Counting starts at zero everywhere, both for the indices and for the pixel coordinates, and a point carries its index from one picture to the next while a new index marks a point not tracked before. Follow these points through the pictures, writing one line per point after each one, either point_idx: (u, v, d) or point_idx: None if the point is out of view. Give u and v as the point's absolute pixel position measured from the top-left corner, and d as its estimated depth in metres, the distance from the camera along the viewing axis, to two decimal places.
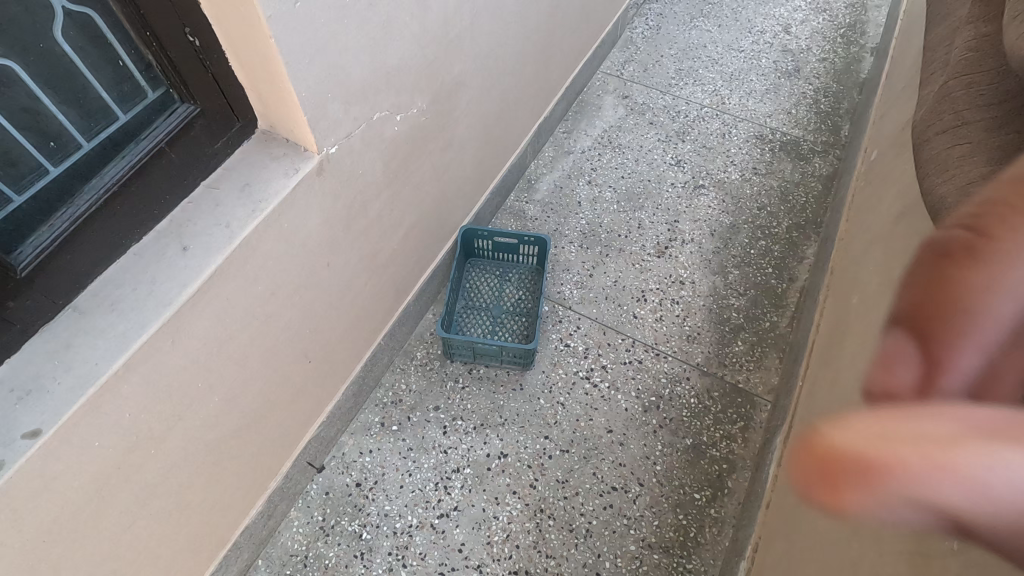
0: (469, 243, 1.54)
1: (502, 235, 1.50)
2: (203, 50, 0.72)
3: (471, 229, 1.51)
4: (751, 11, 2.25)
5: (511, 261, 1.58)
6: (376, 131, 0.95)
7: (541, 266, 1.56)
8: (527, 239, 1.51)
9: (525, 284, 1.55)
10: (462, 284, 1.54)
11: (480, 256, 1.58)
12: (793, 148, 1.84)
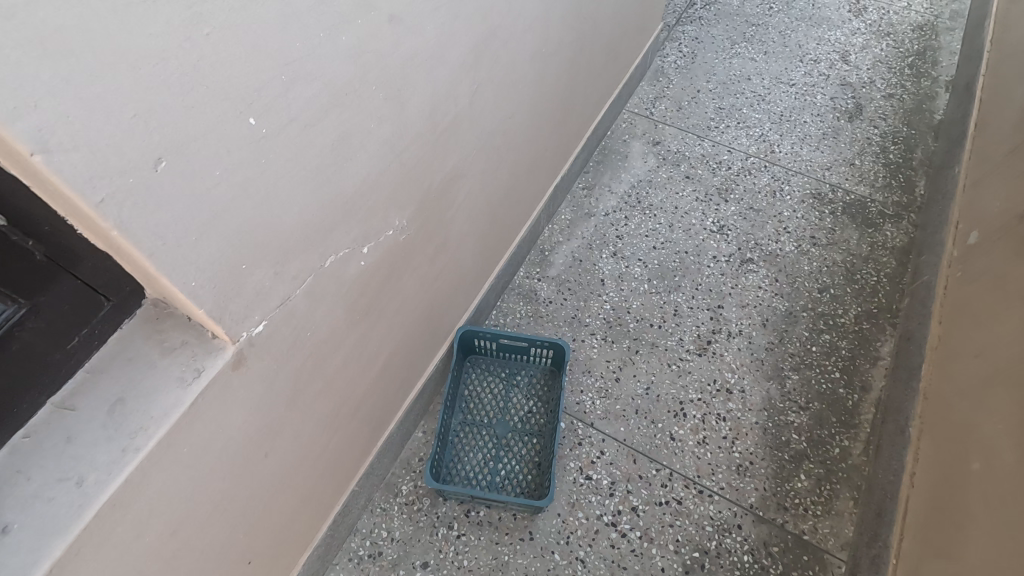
0: (468, 342, 1.25)
1: (510, 335, 1.22)
2: (19, 230, 0.44)
3: (472, 328, 1.22)
4: (802, 34, 1.92)
5: (520, 361, 1.29)
6: (331, 279, 0.66)
7: (557, 370, 1.27)
8: (540, 341, 1.22)
9: (536, 392, 1.26)
10: (459, 393, 1.25)
11: (482, 355, 1.29)
12: (859, 212, 1.53)
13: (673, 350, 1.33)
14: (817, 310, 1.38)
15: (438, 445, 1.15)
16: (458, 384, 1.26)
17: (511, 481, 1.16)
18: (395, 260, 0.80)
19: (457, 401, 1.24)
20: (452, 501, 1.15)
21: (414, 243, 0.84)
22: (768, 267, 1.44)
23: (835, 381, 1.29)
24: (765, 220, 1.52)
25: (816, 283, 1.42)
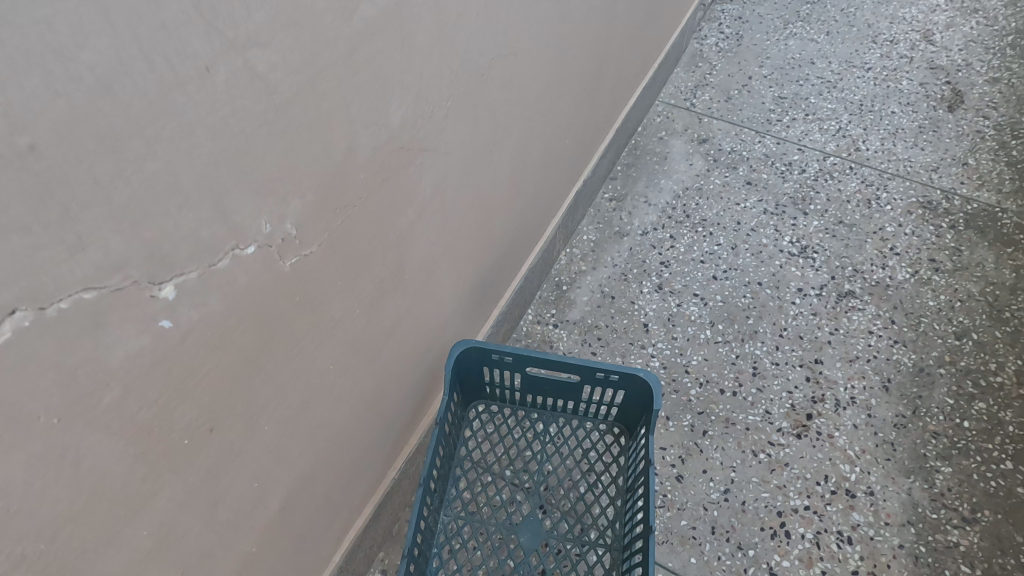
0: (476, 378, 0.82)
1: (553, 367, 0.78)
2: None
3: (479, 346, 0.78)
4: (870, 12, 1.56)
5: (564, 410, 0.86)
6: None
7: (624, 429, 0.84)
8: (606, 372, 0.78)
9: (592, 463, 0.82)
10: (455, 465, 0.82)
11: (496, 399, 0.86)
12: (989, 225, 1.12)
13: (759, 428, 0.89)
14: (959, 366, 0.95)
15: (420, 546, 0.71)
16: (455, 448, 0.82)
17: None
18: (215, 289, 0.40)
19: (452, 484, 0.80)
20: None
21: (274, 251, 0.44)
22: (878, 303, 1.02)
23: (1010, 476, 0.85)
24: (863, 238, 1.11)
25: (950, 324, 1.00)
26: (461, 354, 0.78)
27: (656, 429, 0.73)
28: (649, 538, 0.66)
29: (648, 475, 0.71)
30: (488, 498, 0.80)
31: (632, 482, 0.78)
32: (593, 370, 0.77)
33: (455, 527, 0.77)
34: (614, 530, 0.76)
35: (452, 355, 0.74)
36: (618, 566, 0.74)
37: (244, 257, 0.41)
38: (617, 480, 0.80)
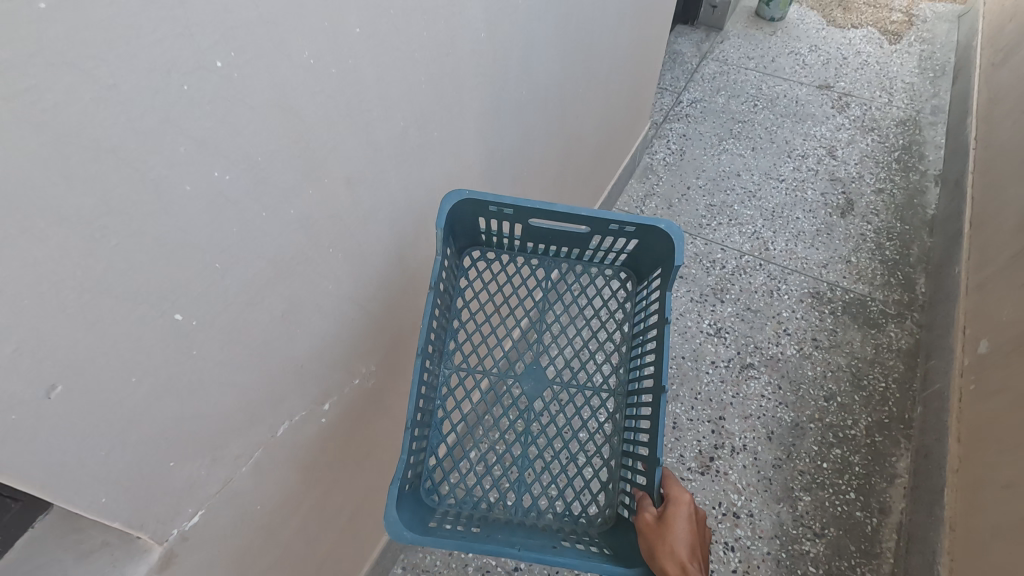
0: (474, 228, 0.80)
1: (560, 219, 0.75)
2: None
3: (478, 202, 0.72)
4: (788, 130, 1.96)
5: (567, 257, 0.88)
6: (281, 444, 0.60)
7: (631, 273, 0.87)
8: (621, 223, 0.76)
9: (597, 304, 0.87)
10: (454, 318, 0.80)
11: (494, 245, 0.86)
12: (860, 311, 1.48)
13: (675, 468, 1.23)
14: (825, 421, 1.30)
15: (422, 410, 0.70)
16: (450, 312, 0.80)
17: (564, 463, 0.76)
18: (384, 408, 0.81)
19: (453, 338, 0.80)
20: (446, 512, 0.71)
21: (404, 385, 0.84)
22: (771, 373, 1.37)
23: (851, 504, 1.19)
24: (764, 321, 1.47)
25: (822, 390, 1.35)
26: (460, 209, 0.73)
27: (673, 283, 0.73)
28: (664, 391, 0.68)
29: (666, 324, 0.71)
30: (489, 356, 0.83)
31: (640, 328, 0.82)
32: (605, 220, 0.74)
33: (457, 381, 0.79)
34: (619, 379, 0.82)
35: (443, 206, 0.68)
36: (621, 410, 0.80)
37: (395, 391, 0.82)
38: (621, 334, 0.85)
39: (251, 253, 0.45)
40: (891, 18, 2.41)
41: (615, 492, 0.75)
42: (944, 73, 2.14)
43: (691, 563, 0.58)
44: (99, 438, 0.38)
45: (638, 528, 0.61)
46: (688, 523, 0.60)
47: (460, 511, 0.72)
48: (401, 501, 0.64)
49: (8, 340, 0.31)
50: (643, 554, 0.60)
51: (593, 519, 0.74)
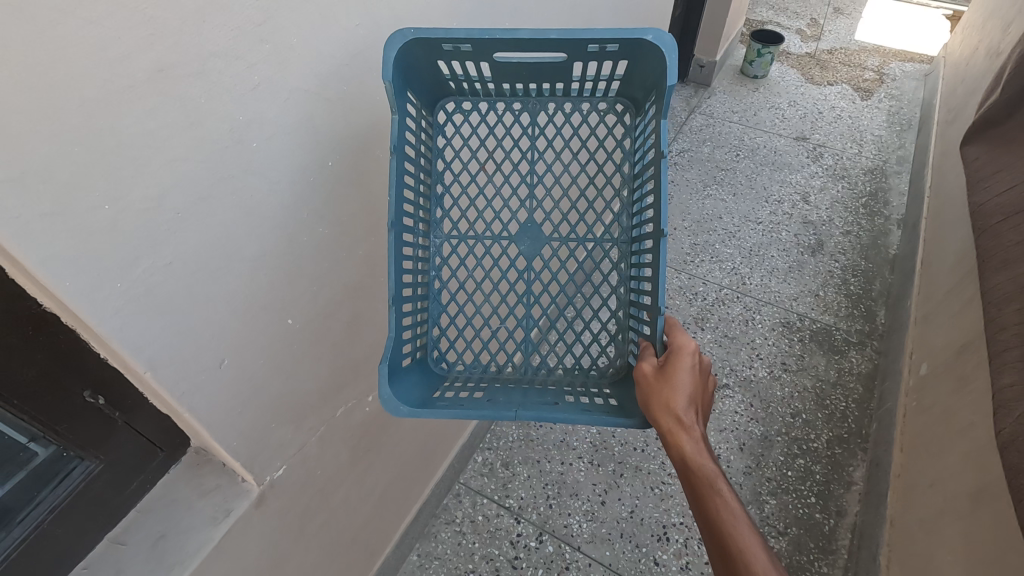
0: (437, 72, 0.71)
1: (533, 49, 0.65)
2: (111, 407, 0.58)
3: (427, 40, 0.62)
4: (767, 177, 2.18)
5: (556, 95, 0.80)
6: (338, 424, 0.80)
7: (628, 103, 0.79)
8: (603, 45, 0.65)
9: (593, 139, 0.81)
10: (436, 183, 0.78)
11: (468, 94, 0.78)
12: (825, 339, 1.67)
13: (657, 473, 1.41)
14: (791, 435, 1.47)
15: (410, 278, 0.72)
16: (432, 174, 0.77)
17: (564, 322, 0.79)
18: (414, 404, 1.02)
19: (438, 205, 0.79)
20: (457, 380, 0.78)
21: None
22: (743, 393, 1.55)
23: (811, 507, 1.35)
24: (739, 347, 1.66)
25: (789, 408, 1.52)
26: (407, 52, 0.62)
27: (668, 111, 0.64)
28: (662, 236, 0.65)
29: (659, 179, 0.65)
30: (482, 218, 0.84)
31: (638, 166, 0.77)
32: (582, 42, 0.64)
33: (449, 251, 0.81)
34: (621, 223, 0.81)
35: (388, 53, 0.58)
36: (625, 257, 0.80)
37: None
38: (620, 175, 0.81)
39: (336, 283, 0.67)
40: (864, 76, 2.66)
41: (624, 342, 0.78)
42: (910, 126, 2.36)
43: (688, 411, 0.57)
44: (239, 400, 0.59)
45: (636, 380, 0.61)
46: (693, 372, 0.58)
47: (469, 375, 0.79)
48: (397, 378, 0.66)
49: (211, 328, 0.52)
50: (643, 407, 0.60)
51: (604, 370, 0.78)
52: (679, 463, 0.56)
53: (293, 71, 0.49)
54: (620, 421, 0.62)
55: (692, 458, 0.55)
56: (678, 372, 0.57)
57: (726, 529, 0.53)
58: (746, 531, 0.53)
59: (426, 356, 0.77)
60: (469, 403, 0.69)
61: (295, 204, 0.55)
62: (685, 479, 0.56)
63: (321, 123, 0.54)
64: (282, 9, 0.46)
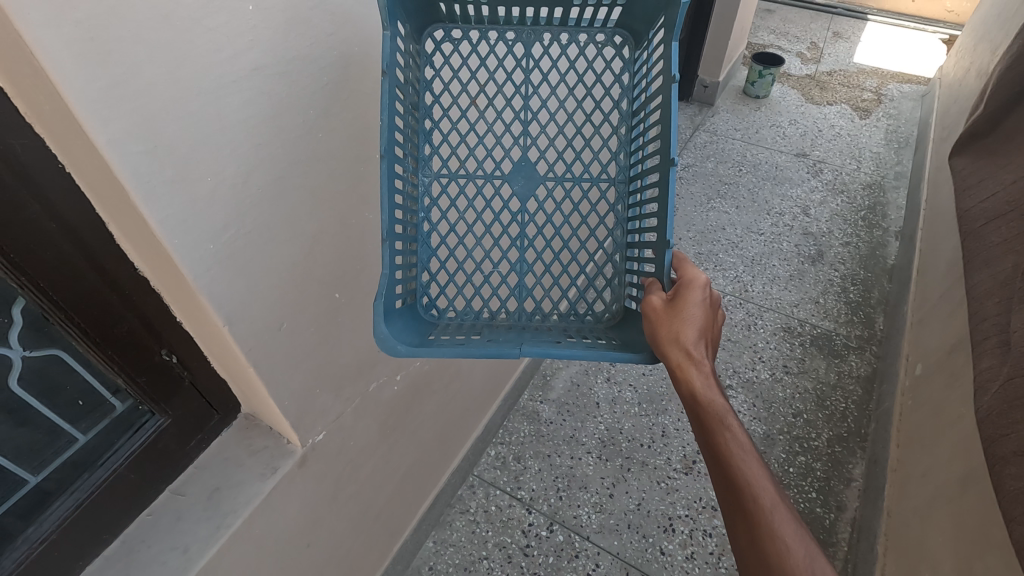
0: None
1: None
2: (181, 364, 0.66)
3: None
4: (768, 191, 2.26)
5: (553, 24, 0.80)
6: (370, 399, 0.88)
7: (627, 35, 0.82)
8: None
9: (590, 74, 0.84)
10: (426, 117, 0.78)
11: (459, 20, 0.77)
12: (825, 344, 1.73)
13: (663, 468, 1.46)
14: (792, 433, 1.52)
15: (401, 211, 0.73)
16: (417, 107, 0.76)
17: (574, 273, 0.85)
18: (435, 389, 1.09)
19: (427, 141, 0.79)
20: (450, 325, 0.81)
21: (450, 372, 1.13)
22: (746, 393, 1.61)
23: (813, 501, 1.40)
24: (742, 350, 1.72)
25: (790, 408, 1.58)
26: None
27: (680, 38, 0.67)
28: (672, 166, 0.68)
29: (671, 116, 0.67)
30: (473, 158, 0.85)
31: (639, 104, 0.81)
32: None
33: (439, 191, 0.81)
34: (619, 164, 0.85)
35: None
36: (623, 198, 0.85)
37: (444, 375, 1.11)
38: (618, 111, 0.84)
39: (376, 264, 0.75)
40: (862, 96, 2.76)
41: (621, 286, 0.85)
42: (907, 144, 2.45)
43: (695, 344, 0.64)
44: (291, 361, 0.67)
45: (647, 313, 0.68)
46: (701, 307, 0.65)
47: (461, 321, 0.82)
48: (393, 317, 0.69)
49: (276, 291, 0.60)
50: (653, 339, 0.67)
51: (601, 317, 0.85)
52: (687, 392, 0.64)
53: (353, 75, 0.59)
54: (630, 354, 0.70)
55: (699, 386, 0.63)
56: (687, 309, 0.65)
57: (724, 444, 0.62)
58: (742, 444, 0.62)
59: (416, 301, 0.79)
60: (470, 343, 0.71)
61: (347, 189, 0.64)
62: (694, 407, 0.64)
63: (371, 119, 0.64)
64: (348, 25, 0.56)
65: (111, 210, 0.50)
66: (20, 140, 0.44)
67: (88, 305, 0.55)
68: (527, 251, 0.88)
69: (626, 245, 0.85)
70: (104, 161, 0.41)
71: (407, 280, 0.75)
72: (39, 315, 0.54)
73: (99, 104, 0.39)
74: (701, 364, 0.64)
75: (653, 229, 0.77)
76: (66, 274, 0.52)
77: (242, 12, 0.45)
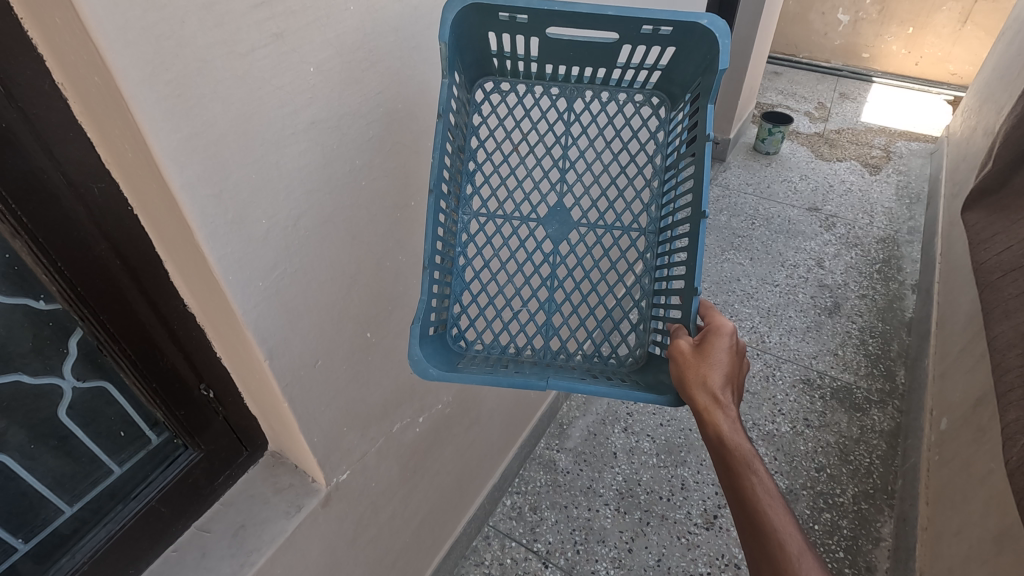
0: (485, 46, 0.74)
1: (585, 26, 0.67)
2: (217, 399, 0.68)
3: (485, 7, 0.64)
4: (782, 244, 2.29)
5: (594, 80, 0.85)
6: (392, 441, 0.89)
7: (664, 97, 0.86)
8: (660, 22, 0.67)
9: (628, 128, 0.88)
10: (470, 159, 0.81)
11: (508, 73, 0.82)
12: (846, 397, 1.71)
13: (682, 522, 1.42)
14: (816, 489, 1.48)
15: (440, 246, 0.75)
16: (463, 150, 0.80)
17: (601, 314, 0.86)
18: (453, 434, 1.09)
19: (469, 182, 0.82)
20: (475, 356, 0.81)
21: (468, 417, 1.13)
22: (767, 446, 1.58)
23: (840, 561, 1.34)
24: (761, 402, 1.70)
25: (813, 462, 1.54)
26: (463, 17, 0.64)
27: (715, 100, 0.70)
28: (704, 218, 0.70)
29: (706, 166, 0.70)
30: (511, 201, 0.88)
31: (672, 159, 0.84)
32: (638, 22, 0.67)
33: (477, 229, 0.84)
34: (650, 215, 0.88)
35: (446, 15, 0.61)
36: (652, 248, 0.87)
37: (462, 420, 1.11)
38: (652, 166, 0.88)
39: (404, 306, 0.78)
40: (872, 153, 2.82)
41: (646, 331, 0.86)
42: (919, 200, 2.49)
43: (723, 389, 0.64)
44: (321, 400, 0.69)
45: (674, 356, 0.68)
46: (728, 352, 0.66)
47: (488, 354, 0.83)
48: (424, 342, 0.70)
49: (314, 328, 0.63)
50: (679, 381, 0.67)
51: (624, 360, 0.85)
52: (712, 435, 0.64)
53: (394, 129, 0.64)
54: (654, 396, 0.70)
55: (725, 429, 0.63)
56: (714, 352, 0.65)
57: (750, 488, 0.62)
58: (768, 490, 0.62)
59: (446, 331, 0.80)
60: (497, 373, 0.72)
61: (384, 233, 0.69)
62: (719, 450, 0.64)
63: (407, 169, 0.69)
64: (394, 85, 0.62)
65: (170, 247, 0.54)
66: (100, 183, 0.49)
67: (139, 338, 0.58)
68: (556, 291, 0.90)
69: (653, 292, 0.86)
70: (176, 203, 0.45)
71: (440, 311, 0.77)
72: (93, 346, 0.57)
73: (180, 148, 0.43)
74: (726, 408, 0.64)
75: (680, 278, 0.79)
76: (124, 308, 0.56)
77: (304, 73, 0.51)
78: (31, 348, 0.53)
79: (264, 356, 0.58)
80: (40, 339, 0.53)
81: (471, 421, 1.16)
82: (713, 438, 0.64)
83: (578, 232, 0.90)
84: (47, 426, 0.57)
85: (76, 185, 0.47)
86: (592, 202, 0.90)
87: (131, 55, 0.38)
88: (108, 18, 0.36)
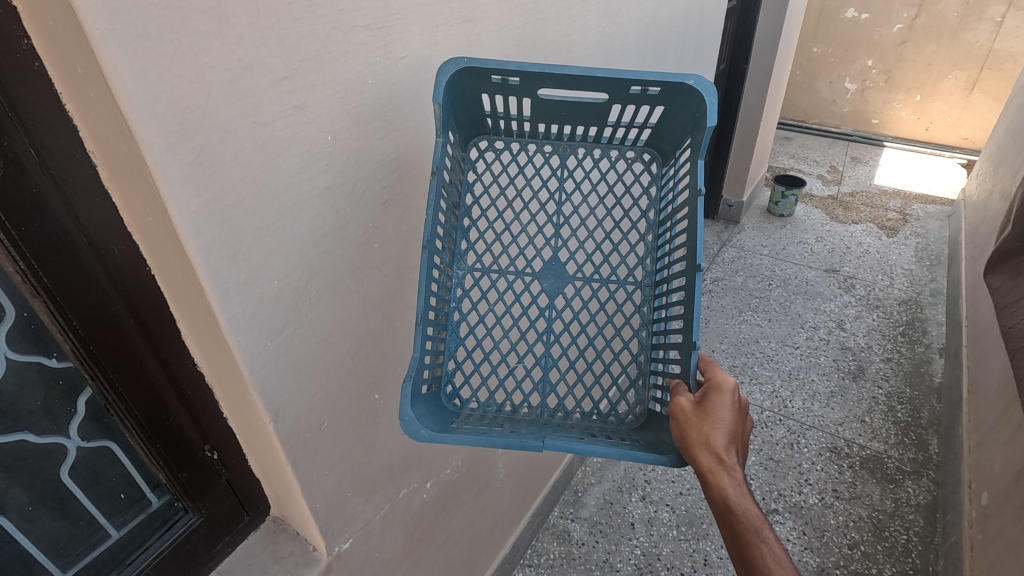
0: (479, 107, 0.76)
1: (576, 89, 0.69)
2: (220, 460, 0.67)
3: (478, 71, 0.66)
4: (800, 305, 2.26)
5: (586, 137, 0.86)
6: (398, 507, 0.86)
7: (656, 153, 0.87)
8: (646, 83, 0.69)
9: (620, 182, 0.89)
10: (464, 216, 0.82)
11: (502, 132, 0.84)
12: (877, 467, 1.62)
13: None
14: (850, 568, 1.38)
15: (434, 301, 0.75)
16: (459, 205, 0.81)
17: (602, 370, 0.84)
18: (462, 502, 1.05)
19: (464, 237, 0.82)
20: (471, 415, 0.79)
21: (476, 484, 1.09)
22: (794, 519, 1.49)
23: None
24: (786, 471, 1.62)
25: (844, 538, 1.45)
26: (459, 78, 0.66)
27: (704, 156, 0.72)
28: (698, 271, 0.70)
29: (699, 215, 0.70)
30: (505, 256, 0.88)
31: (665, 212, 0.85)
32: (626, 83, 0.69)
33: (471, 283, 0.84)
34: (645, 268, 0.87)
35: (440, 78, 0.62)
36: (649, 301, 0.87)
37: (472, 486, 1.07)
38: (646, 220, 0.88)
39: None
40: (888, 216, 2.82)
41: (645, 388, 0.83)
42: (940, 262, 2.45)
43: (727, 449, 0.61)
44: (325, 465, 0.68)
45: (675, 414, 0.65)
46: (730, 410, 0.63)
47: (484, 413, 0.81)
48: (416, 402, 0.68)
49: (318, 390, 0.63)
50: (681, 442, 0.64)
51: (623, 419, 0.82)
52: (719, 500, 0.61)
53: (405, 193, 0.66)
54: (656, 456, 0.67)
55: (732, 493, 0.60)
56: (716, 412, 0.62)
57: (761, 558, 0.59)
58: (779, 559, 0.60)
59: (440, 389, 0.78)
60: (492, 433, 0.69)
61: (393, 292, 0.69)
62: (727, 517, 0.61)
63: (417, 231, 0.70)
64: (407, 151, 0.64)
65: (181, 305, 0.55)
66: (120, 246, 0.50)
67: (146, 397, 0.58)
68: (553, 346, 0.89)
69: (651, 346, 0.85)
70: (190, 264, 0.46)
71: (433, 367, 0.76)
72: (101, 406, 0.57)
73: (195, 215, 0.45)
74: (733, 472, 0.60)
75: (678, 332, 0.77)
76: (134, 366, 0.56)
77: (321, 141, 0.53)
78: (42, 407, 0.53)
79: (267, 415, 0.57)
80: (50, 399, 0.53)
81: (481, 487, 1.12)
82: (720, 504, 0.61)
83: (573, 285, 0.90)
84: (48, 487, 0.56)
85: (97, 247, 0.49)
86: (587, 256, 0.90)
87: (157, 126, 0.40)
88: (138, 92, 0.39)
